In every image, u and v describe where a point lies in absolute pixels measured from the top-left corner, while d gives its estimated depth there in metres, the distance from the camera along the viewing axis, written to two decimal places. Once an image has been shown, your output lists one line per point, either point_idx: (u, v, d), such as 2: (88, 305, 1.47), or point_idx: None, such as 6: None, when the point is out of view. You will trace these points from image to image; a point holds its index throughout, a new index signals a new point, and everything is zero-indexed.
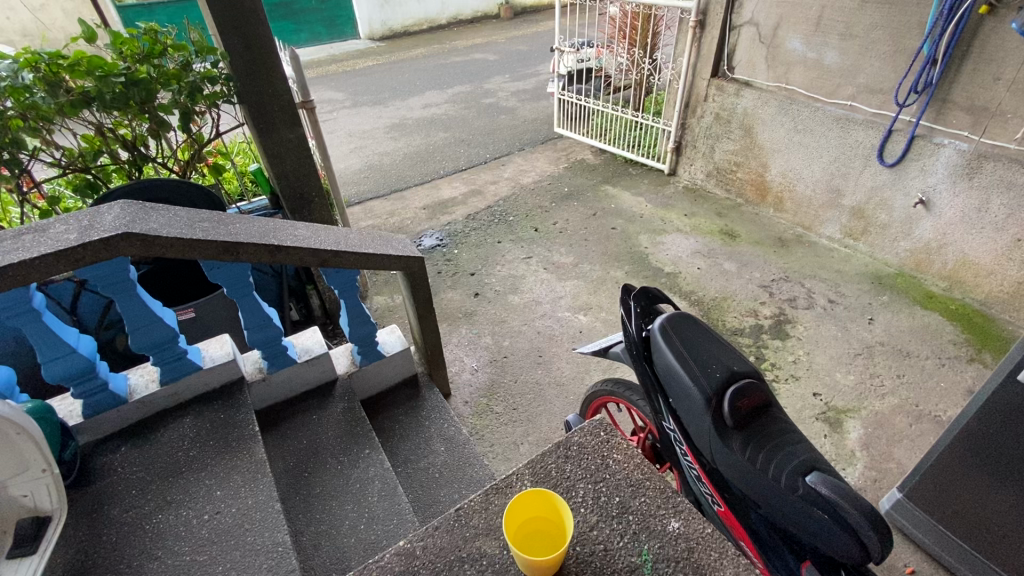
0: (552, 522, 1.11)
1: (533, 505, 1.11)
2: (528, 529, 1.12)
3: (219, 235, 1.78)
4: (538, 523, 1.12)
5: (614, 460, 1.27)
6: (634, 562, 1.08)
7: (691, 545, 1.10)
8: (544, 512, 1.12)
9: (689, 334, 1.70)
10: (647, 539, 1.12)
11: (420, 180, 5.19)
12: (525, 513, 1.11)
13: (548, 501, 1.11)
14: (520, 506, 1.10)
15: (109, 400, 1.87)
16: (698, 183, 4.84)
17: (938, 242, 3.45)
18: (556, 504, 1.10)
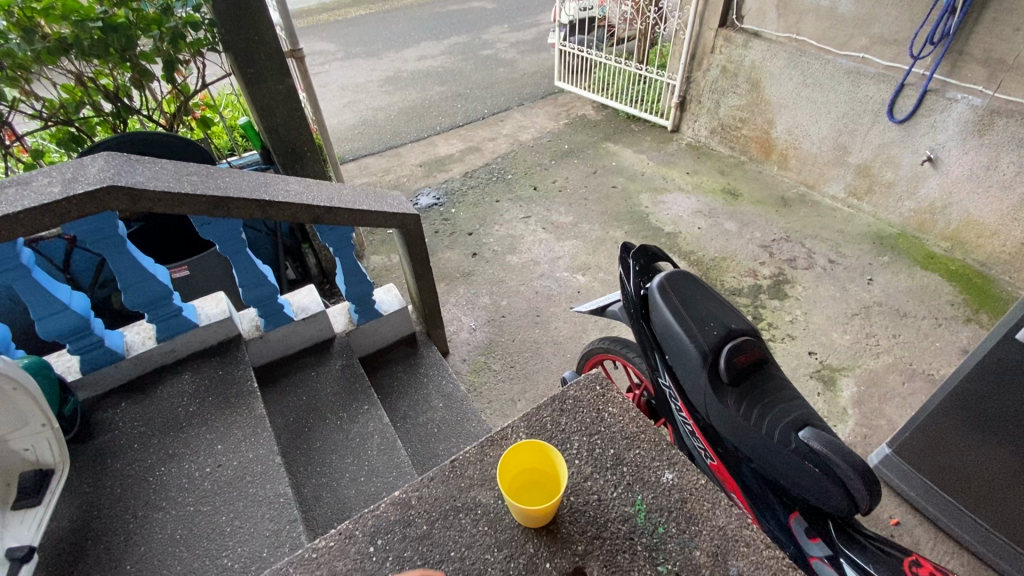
0: (546, 472, 1.14)
1: (527, 455, 1.14)
2: (521, 479, 1.15)
3: (209, 190, 1.73)
4: (532, 472, 1.15)
5: (609, 413, 1.28)
6: (627, 512, 1.10)
7: (685, 496, 1.12)
8: (537, 463, 1.15)
9: (687, 292, 1.68)
10: (641, 490, 1.13)
11: (416, 136, 5.06)
12: (519, 463, 1.14)
13: (542, 452, 1.13)
14: (514, 457, 1.12)
15: (106, 357, 1.87)
16: (702, 141, 4.72)
17: (943, 201, 3.39)
18: (550, 454, 1.12)
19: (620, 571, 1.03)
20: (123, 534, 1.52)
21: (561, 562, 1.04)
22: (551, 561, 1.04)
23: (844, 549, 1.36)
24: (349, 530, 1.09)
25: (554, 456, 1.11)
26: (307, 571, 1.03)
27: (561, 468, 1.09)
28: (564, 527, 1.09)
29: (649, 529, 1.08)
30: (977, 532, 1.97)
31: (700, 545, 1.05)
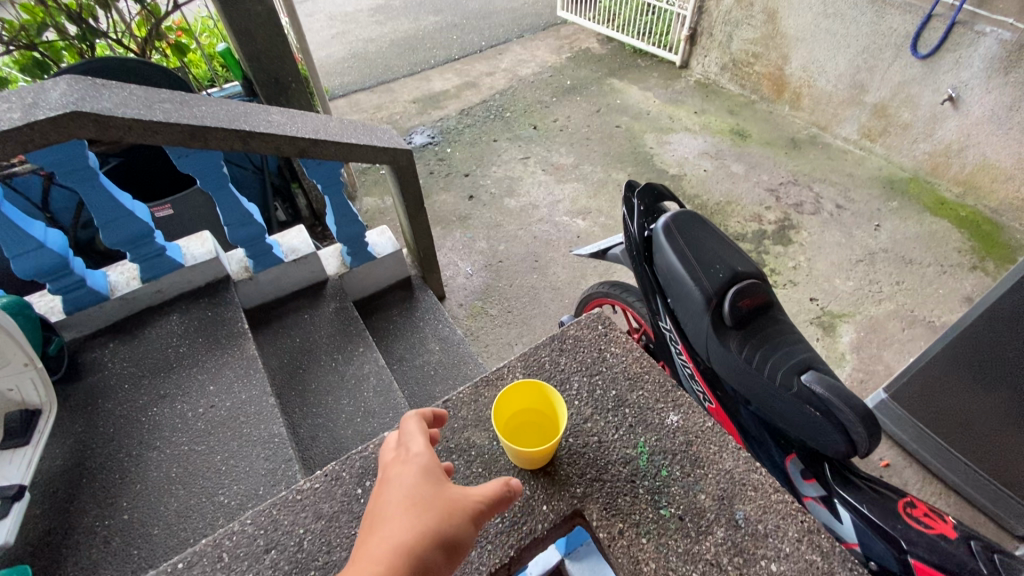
0: (543, 414, 1.13)
1: (524, 396, 1.12)
2: (517, 420, 1.13)
3: (183, 118, 1.60)
4: (529, 413, 1.13)
5: (611, 353, 1.27)
6: (629, 454, 1.09)
7: (690, 438, 1.11)
8: (535, 404, 1.13)
9: (693, 233, 1.61)
10: (644, 432, 1.12)
11: (410, 70, 4.78)
12: (515, 403, 1.12)
13: (540, 392, 1.11)
14: (510, 396, 1.10)
15: (90, 297, 1.81)
16: (711, 78, 4.47)
17: (959, 144, 3.24)
18: (549, 395, 1.10)
19: (620, 513, 1.02)
20: (119, 472, 1.52)
21: (559, 504, 1.03)
22: (549, 504, 1.03)
23: (838, 490, 1.36)
24: (335, 472, 1.12)
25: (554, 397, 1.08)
26: (291, 513, 1.08)
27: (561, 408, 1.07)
28: (563, 469, 1.08)
29: (651, 471, 1.07)
30: (967, 475, 1.99)
31: (705, 488, 1.05)
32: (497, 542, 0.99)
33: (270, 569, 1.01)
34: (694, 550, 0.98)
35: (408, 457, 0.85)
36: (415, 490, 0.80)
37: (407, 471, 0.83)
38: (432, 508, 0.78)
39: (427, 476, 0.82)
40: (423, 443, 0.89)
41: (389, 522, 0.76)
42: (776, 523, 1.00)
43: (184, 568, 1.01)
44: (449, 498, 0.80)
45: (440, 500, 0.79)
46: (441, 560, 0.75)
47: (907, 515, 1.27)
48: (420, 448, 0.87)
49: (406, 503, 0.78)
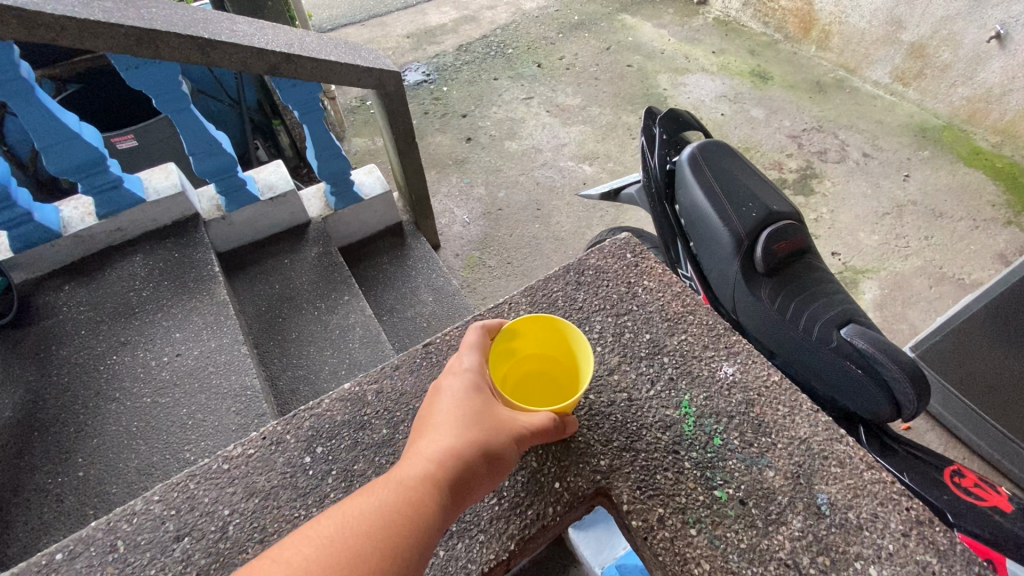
0: (558, 363, 0.95)
1: (535, 338, 0.93)
2: (524, 366, 0.96)
3: (128, 20, 1.35)
4: (539, 360, 0.96)
5: (643, 288, 1.16)
6: (670, 416, 0.98)
7: (751, 398, 1.00)
8: (547, 350, 0.95)
9: (724, 166, 1.40)
10: (688, 390, 1.01)
11: (404, 2, 4.39)
12: (525, 347, 0.94)
13: (555, 333, 0.92)
14: (519, 335, 0.91)
15: (38, 233, 1.61)
16: (732, 15, 4.11)
17: (1002, 88, 2.97)
18: (569, 337, 0.91)
19: (658, 492, 0.90)
20: (74, 426, 1.37)
21: (577, 481, 0.92)
22: (564, 481, 0.92)
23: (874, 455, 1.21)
24: (277, 436, 1.00)
25: (577, 338, 0.89)
26: (214, 488, 0.94)
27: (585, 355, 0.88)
28: (579, 437, 0.96)
29: (699, 440, 0.95)
30: (992, 440, 1.84)
31: (774, 464, 0.92)
32: (492, 532, 0.87)
33: (177, 565, 0.87)
34: (761, 546, 0.85)
35: (459, 368, 0.83)
36: (464, 401, 0.77)
37: (458, 381, 0.80)
38: (481, 420, 0.75)
39: (478, 391, 0.79)
40: (476, 357, 0.84)
41: (438, 427, 0.75)
42: (873, 512, 0.87)
43: (62, 561, 0.87)
44: (499, 413, 0.77)
45: (491, 413, 0.77)
46: (488, 469, 0.74)
47: (954, 486, 1.12)
48: (472, 361, 0.83)
49: (456, 411, 0.77)
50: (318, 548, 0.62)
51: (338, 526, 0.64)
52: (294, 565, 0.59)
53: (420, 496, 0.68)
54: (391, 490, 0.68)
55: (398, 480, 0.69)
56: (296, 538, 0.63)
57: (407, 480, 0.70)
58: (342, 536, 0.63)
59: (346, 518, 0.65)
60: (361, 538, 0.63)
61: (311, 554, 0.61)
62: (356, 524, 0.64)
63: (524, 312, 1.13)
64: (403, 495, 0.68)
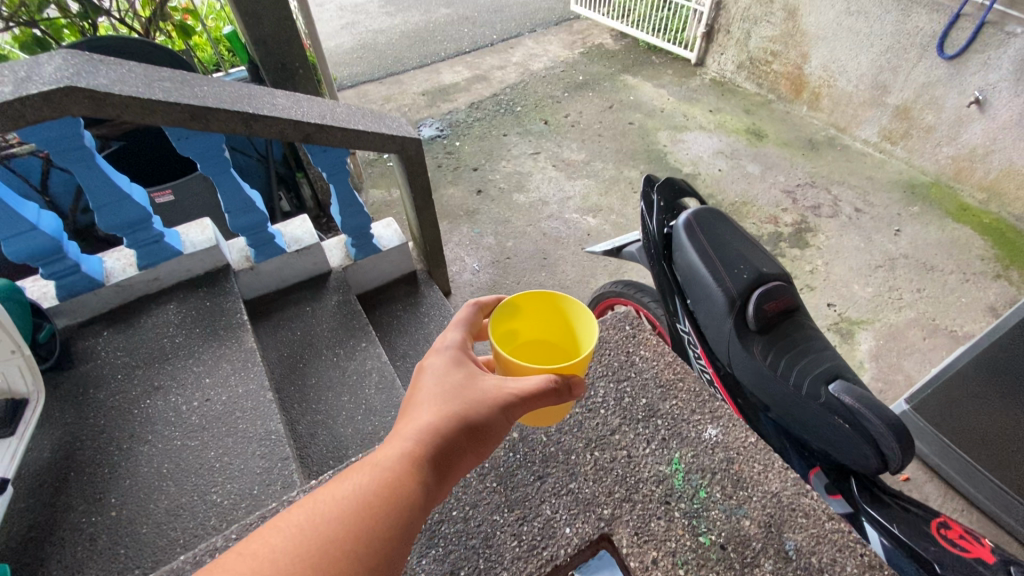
0: (563, 335, 0.95)
1: (537, 312, 0.93)
2: (529, 340, 0.97)
3: (184, 98, 1.52)
4: (546, 333, 0.97)
5: (640, 357, 1.26)
6: (662, 471, 1.06)
7: (731, 456, 1.08)
8: (553, 326, 0.95)
9: (717, 231, 1.53)
10: (678, 447, 1.10)
11: (420, 62, 4.71)
12: (528, 320, 0.94)
13: (555, 309, 0.91)
14: (519, 310, 0.91)
15: (83, 283, 1.74)
16: (727, 76, 4.39)
17: (984, 148, 3.14)
18: (571, 310, 0.89)
19: (653, 538, 0.98)
20: (108, 466, 1.45)
21: (584, 527, 1.00)
22: (573, 526, 1.00)
23: (866, 507, 1.26)
24: None
25: (577, 310, 0.87)
26: None
27: (589, 327, 0.86)
28: (583, 488, 1.05)
29: (687, 492, 1.03)
30: (989, 491, 1.88)
31: (750, 514, 1.00)
32: (513, 571, 0.95)
33: None
34: None
35: (442, 345, 0.85)
36: (446, 377, 0.80)
37: (440, 359, 0.83)
38: (461, 396, 0.77)
39: (458, 366, 0.82)
40: (459, 334, 0.87)
41: (420, 406, 0.78)
42: (833, 557, 0.95)
43: None
44: (481, 385, 0.79)
45: (472, 388, 0.79)
46: (470, 443, 0.76)
47: (941, 537, 1.17)
48: (455, 339, 0.86)
49: (437, 389, 0.79)
50: (288, 536, 0.62)
51: (309, 514, 0.65)
52: (263, 556, 0.60)
53: (398, 475, 0.70)
54: (368, 472, 0.70)
55: (375, 464, 0.71)
56: (266, 528, 0.63)
57: (385, 463, 0.71)
58: (313, 523, 0.63)
59: (317, 506, 0.65)
60: (332, 524, 0.64)
61: (280, 543, 0.61)
62: (330, 509, 0.65)
63: None
64: (380, 478, 0.69)
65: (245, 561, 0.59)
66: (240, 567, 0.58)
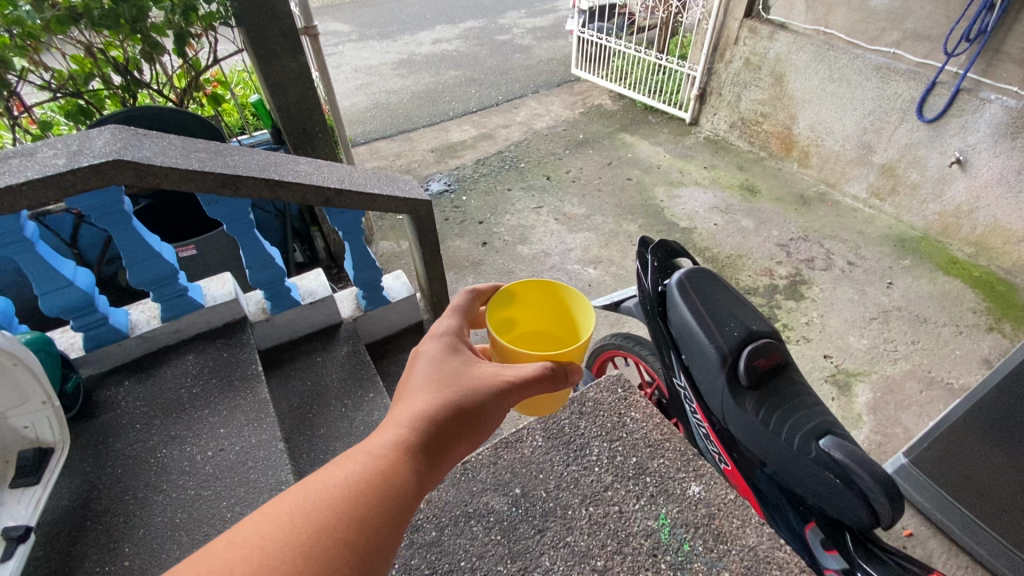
0: (560, 322, 1.02)
1: (535, 300, 1.00)
2: (525, 328, 1.04)
3: (217, 167, 1.66)
4: (545, 320, 1.04)
5: (631, 418, 1.29)
6: (650, 526, 1.11)
7: (712, 511, 1.13)
8: (554, 313, 1.01)
9: (708, 290, 1.62)
10: (665, 503, 1.14)
11: (429, 120, 5.00)
12: (525, 308, 1.01)
13: (553, 297, 0.97)
14: (515, 297, 0.98)
15: (109, 335, 1.84)
16: (720, 134, 4.62)
17: (969, 205, 3.28)
18: (568, 298, 0.95)
19: None
20: (124, 516, 1.50)
21: None
22: None
23: (863, 564, 1.28)
24: None
25: (575, 298, 0.92)
26: None
27: (585, 312, 0.92)
28: (579, 540, 1.09)
29: (672, 545, 1.08)
30: (992, 547, 1.88)
31: (728, 566, 1.05)
32: None
33: None
34: None
35: (436, 334, 0.90)
36: (439, 366, 0.85)
37: (434, 348, 0.88)
38: (454, 384, 0.82)
39: (451, 355, 0.87)
40: (452, 324, 0.93)
41: (413, 395, 0.82)
42: None
43: None
44: (473, 374, 0.84)
45: (464, 377, 0.84)
46: (461, 431, 0.80)
47: None
48: (448, 328, 0.92)
49: (431, 377, 0.84)
50: (279, 524, 0.61)
51: (298, 503, 0.63)
52: (255, 543, 0.58)
53: (391, 462, 0.71)
54: (361, 458, 0.71)
55: (368, 451, 0.72)
56: (255, 516, 0.62)
57: (377, 451, 0.72)
58: (304, 510, 0.63)
59: (307, 495, 0.64)
60: (324, 511, 0.63)
61: (271, 531, 0.60)
62: (322, 495, 0.65)
63: (540, 440, 1.25)
64: (372, 463, 0.71)
65: (234, 549, 0.57)
66: (228, 556, 0.57)
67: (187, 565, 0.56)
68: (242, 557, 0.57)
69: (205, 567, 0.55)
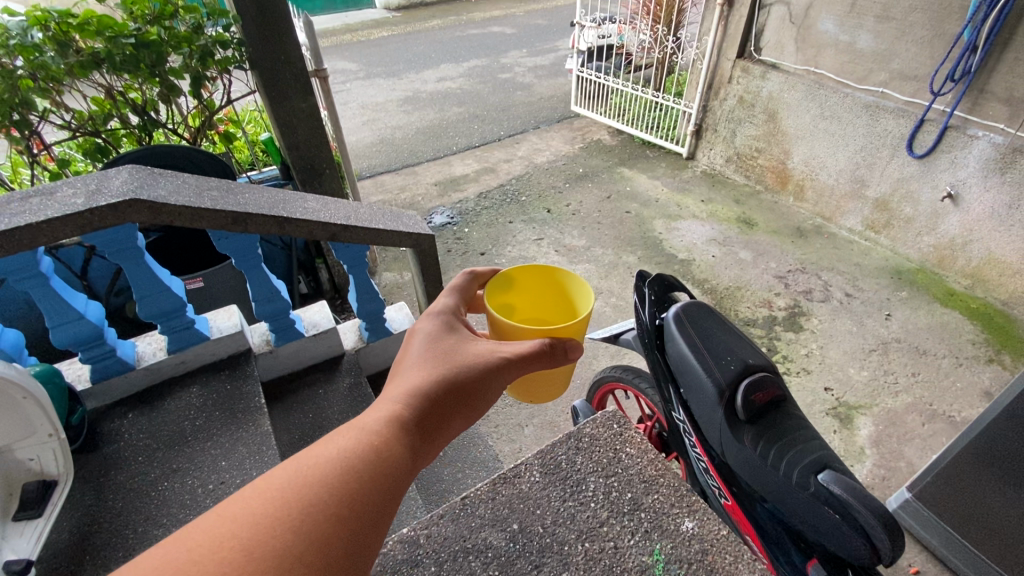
0: (559, 308, 1.05)
1: (533, 286, 1.03)
2: (524, 315, 1.07)
3: (228, 205, 1.72)
4: (544, 306, 1.07)
5: (626, 454, 1.16)
6: (645, 562, 1.00)
7: (706, 547, 1.02)
8: (552, 300, 1.04)
9: (704, 324, 1.65)
10: (659, 539, 1.03)
11: (433, 155, 5.14)
12: (523, 295, 1.04)
13: (552, 283, 1.01)
14: (513, 282, 1.01)
15: (117, 366, 1.87)
16: (717, 169, 4.74)
17: (963, 238, 3.33)
18: (567, 283, 0.99)
19: None
20: (122, 550, 1.50)
21: None
22: None
23: None
24: None
25: (574, 282, 0.96)
26: None
27: (583, 294, 0.96)
28: None
29: None
30: None
31: None
32: None
33: None
34: None
35: (432, 314, 0.93)
36: (435, 345, 0.87)
37: (430, 328, 0.90)
38: (449, 361, 0.85)
39: (446, 335, 0.90)
40: (447, 305, 0.96)
41: (409, 372, 0.83)
42: None
43: None
44: (469, 352, 0.87)
45: (461, 355, 0.86)
46: (458, 407, 0.81)
47: None
48: (444, 308, 0.94)
49: (427, 356, 0.86)
50: (268, 499, 0.59)
51: (291, 476, 0.63)
52: (243, 517, 0.57)
53: (387, 434, 0.72)
54: (355, 430, 0.71)
55: (363, 424, 0.73)
56: (244, 492, 0.61)
57: (372, 424, 0.73)
58: (295, 485, 0.62)
59: (300, 467, 0.64)
60: (317, 484, 0.62)
61: (261, 505, 0.59)
62: (315, 467, 0.64)
63: (537, 476, 1.13)
64: (367, 435, 0.71)
65: (223, 523, 0.56)
66: (218, 530, 0.55)
67: (173, 540, 0.55)
68: (231, 531, 0.55)
69: (191, 543, 0.54)
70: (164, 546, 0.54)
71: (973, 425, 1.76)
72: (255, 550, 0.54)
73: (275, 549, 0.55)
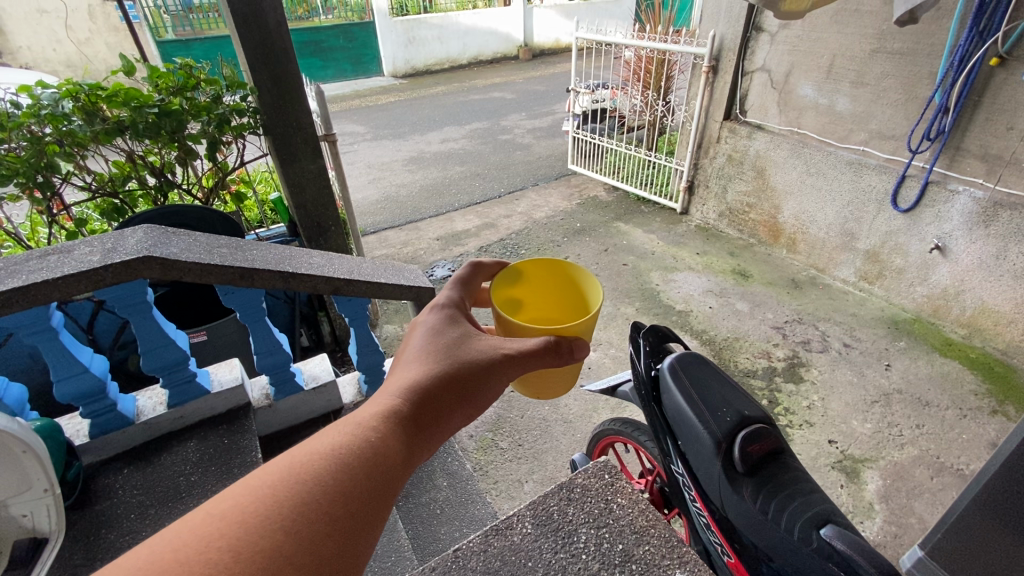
0: (568, 302, 1.08)
1: (541, 280, 1.06)
2: (532, 309, 1.11)
3: (237, 262, 1.78)
4: (549, 296, 1.10)
5: (617, 504, 1.16)
6: None
7: None
8: (560, 289, 1.07)
9: (700, 375, 1.67)
10: None
11: (435, 211, 5.31)
12: (531, 288, 1.08)
13: (561, 276, 1.04)
14: (521, 276, 1.05)
15: (116, 421, 1.88)
16: (710, 223, 4.88)
17: (955, 288, 3.38)
18: (577, 277, 1.02)
19: None
20: None
21: None
22: None
23: None
24: None
25: (584, 276, 0.99)
26: None
27: (593, 289, 0.98)
28: None
29: None
30: None
31: None
32: None
33: None
34: None
35: (436, 308, 0.97)
36: (436, 340, 0.90)
37: (433, 323, 0.94)
38: (448, 357, 0.87)
39: (448, 329, 0.93)
40: (450, 299, 1.00)
41: (408, 367, 0.86)
42: None
43: None
44: (471, 348, 0.89)
45: (463, 351, 0.89)
46: (458, 404, 0.83)
47: None
48: (448, 301, 0.99)
49: (428, 351, 0.89)
50: (261, 498, 0.61)
51: (283, 473, 0.64)
52: (232, 514, 0.58)
53: (382, 430, 0.74)
54: (351, 425, 0.74)
55: (360, 419, 0.75)
56: (237, 489, 0.62)
57: (369, 418, 0.75)
58: (288, 481, 0.63)
59: (294, 464, 0.66)
60: (309, 481, 0.64)
61: (253, 503, 0.60)
62: (310, 462, 0.66)
63: (529, 528, 1.12)
64: (362, 428, 0.73)
65: (214, 523, 0.57)
66: (208, 528, 0.57)
67: (162, 538, 0.56)
68: (219, 530, 0.57)
69: (179, 543, 0.55)
70: (154, 545, 0.55)
71: (979, 478, 1.73)
72: (244, 550, 0.55)
73: (263, 551, 0.56)
